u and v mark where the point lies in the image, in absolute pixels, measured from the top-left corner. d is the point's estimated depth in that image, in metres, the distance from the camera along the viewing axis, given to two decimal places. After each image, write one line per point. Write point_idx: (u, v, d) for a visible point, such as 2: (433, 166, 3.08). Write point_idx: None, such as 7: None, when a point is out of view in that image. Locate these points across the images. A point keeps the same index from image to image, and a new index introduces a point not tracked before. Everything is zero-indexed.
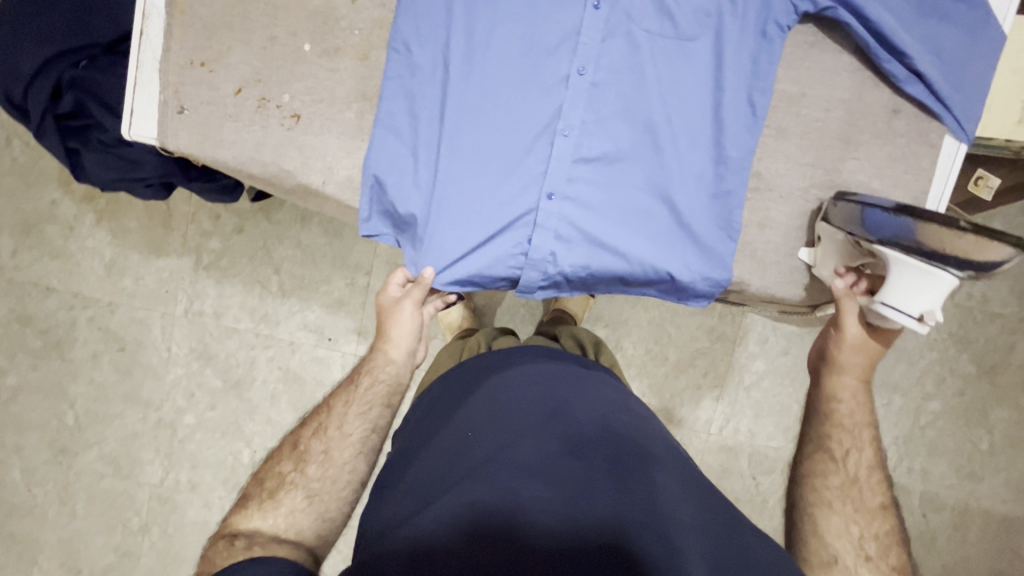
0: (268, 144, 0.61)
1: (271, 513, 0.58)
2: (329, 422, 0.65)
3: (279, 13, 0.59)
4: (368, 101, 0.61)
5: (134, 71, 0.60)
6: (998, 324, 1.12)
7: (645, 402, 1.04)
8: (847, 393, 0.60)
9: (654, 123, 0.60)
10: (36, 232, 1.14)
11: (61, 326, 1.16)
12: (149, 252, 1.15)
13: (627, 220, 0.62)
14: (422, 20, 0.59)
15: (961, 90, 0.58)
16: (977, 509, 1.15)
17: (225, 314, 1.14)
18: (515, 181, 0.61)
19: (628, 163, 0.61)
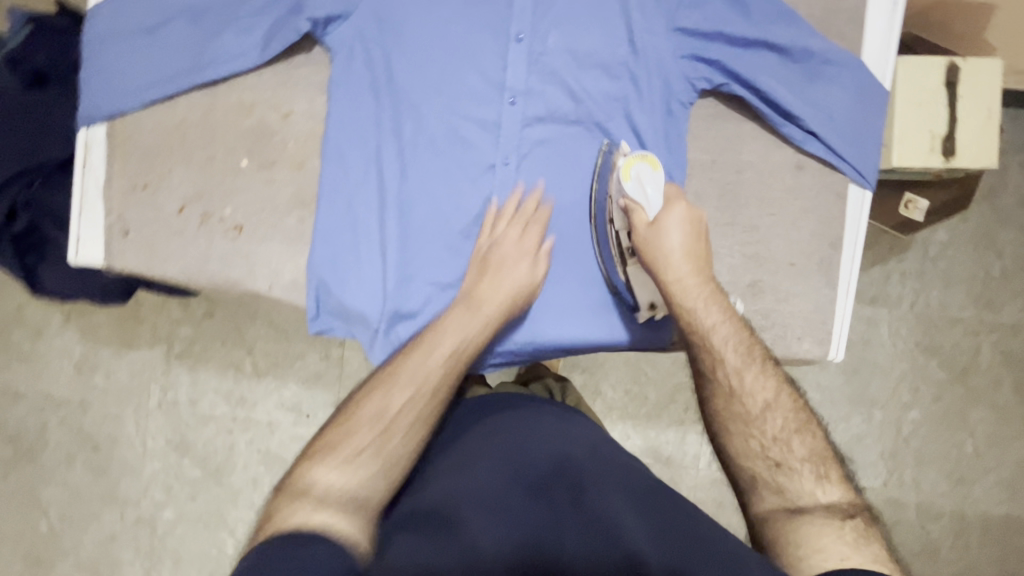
0: (214, 256, 0.63)
1: (346, 464, 0.47)
2: (404, 372, 0.52)
3: (216, 135, 0.63)
4: (307, 207, 0.63)
5: (79, 198, 0.62)
6: (960, 328, 1.16)
7: (631, 443, 1.04)
8: (736, 359, 0.55)
9: (573, 204, 0.65)
10: (4, 337, 1.14)
11: (32, 431, 1.14)
12: (120, 346, 1.15)
13: (562, 291, 0.66)
14: (350, 128, 0.62)
15: (854, 145, 0.64)
16: (972, 514, 1.15)
17: (201, 400, 1.13)
18: (454, 267, 0.64)
19: (559, 240, 0.65)
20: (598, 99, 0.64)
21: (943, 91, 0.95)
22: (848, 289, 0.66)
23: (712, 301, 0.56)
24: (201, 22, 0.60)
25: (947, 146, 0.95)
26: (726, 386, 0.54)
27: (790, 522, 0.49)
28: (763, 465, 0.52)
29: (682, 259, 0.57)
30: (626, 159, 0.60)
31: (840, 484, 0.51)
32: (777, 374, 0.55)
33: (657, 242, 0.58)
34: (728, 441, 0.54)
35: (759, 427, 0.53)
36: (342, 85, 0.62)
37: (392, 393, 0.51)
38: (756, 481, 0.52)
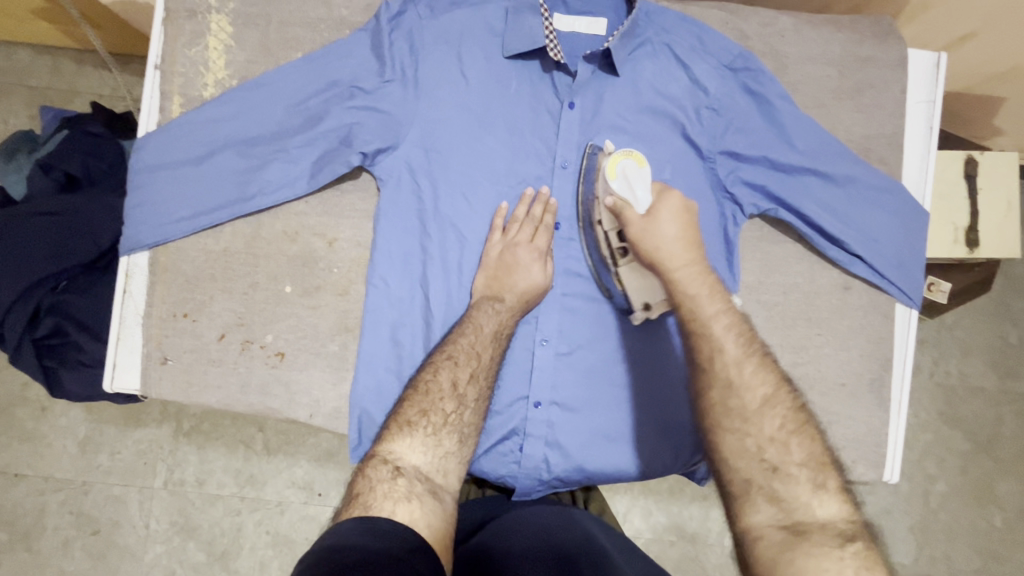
0: (253, 385, 0.61)
1: (420, 444, 0.50)
2: (454, 361, 0.55)
3: (260, 261, 0.62)
4: (350, 332, 0.62)
5: (117, 326, 0.61)
6: (982, 398, 1.15)
7: (655, 522, 0.98)
8: (736, 350, 0.51)
9: (621, 327, 0.64)
10: (5, 415, 1.07)
11: (29, 515, 1.06)
12: (126, 423, 1.09)
13: (613, 418, 0.64)
14: (396, 256, 0.62)
15: (900, 267, 0.64)
16: None
17: (209, 480, 1.06)
18: (501, 394, 0.62)
19: (608, 365, 0.64)
20: None
21: (963, 184, 0.96)
22: (900, 409, 0.65)
23: (715, 291, 0.53)
24: (249, 151, 0.60)
25: (971, 237, 0.96)
26: (724, 377, 0.50)
27: (783, 542, 0.44)
28: (758, 469, 0.47)
29: (680, 246, 0.55)
30: (609, 158, 0.60)
31: (840, 495, 0.46)
32: (775, 369, 0.52)
33: (650, 234, 0.56)
34: (721, 439, 0.49)
35: (757, 424, 0.49)
36: (385, 212, 0.62)
37: (441, 375, 0.54)
38: (750, 488, 0.47)
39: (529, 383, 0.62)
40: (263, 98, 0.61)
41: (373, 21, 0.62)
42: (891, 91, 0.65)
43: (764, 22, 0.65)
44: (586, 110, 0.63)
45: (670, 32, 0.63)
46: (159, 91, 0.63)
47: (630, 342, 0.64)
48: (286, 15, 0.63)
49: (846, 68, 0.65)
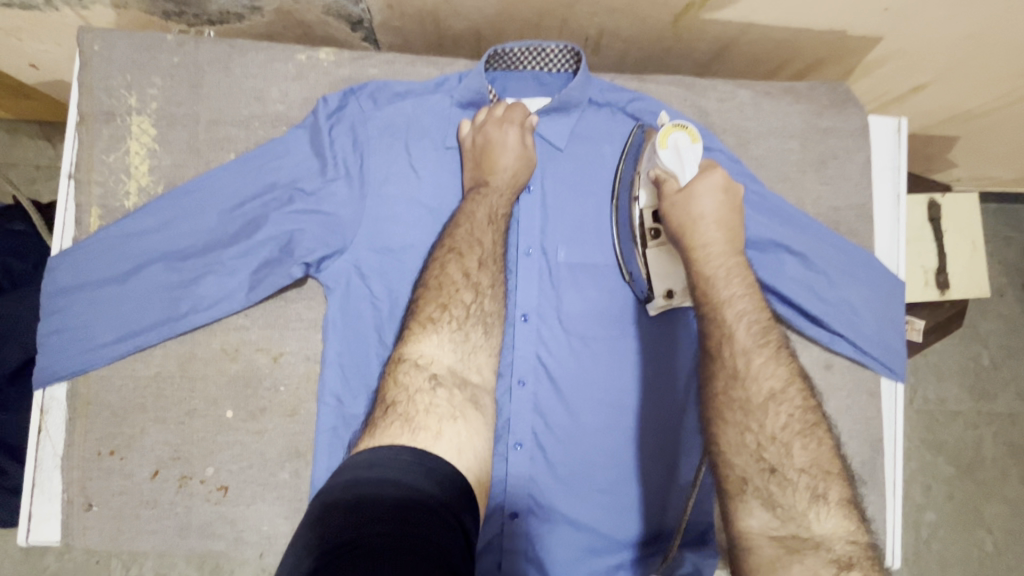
0: (194, 526, 0.54)
1: (447, 343, 0.52)
2: (438, 335, 0.52)
3: (197, 384, 0.56)
4: (303, 456, 0.56)
5: (32, 472, 0.54)
6: (960, 421, 1.14)
7: None
8: (747, 341, 0.53)
9: (600, 424, 0.59)
10: None
11: None
12: None
13: (599, 524, 0.59)
14: (349, 369, 0.56)
15: (881, 339, 0.62)
16: None
17: None
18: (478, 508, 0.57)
19: (588, 467, 0.59)
20: (608, 313, 0.60)
21: (929, 227, 0.96)
22: (893, 489, 0.63)
23: (733, 276, 0.54)
24: (179, 266, 0.54)
25: (940, 280, 0.96)
26: (731, 366, 0.52)
27: (774, 552, 0.46)
28: (757, 469, 0.49)
29: (712, 226, 0.55)
30: (663, 128, 0.57)
31: (840, 509, 0.48)
32: (792, 366, 0.53)
33: (688, 209, 0.55)
34: (724, 432, 0.52)
35: (759, 421, 0.51)
36: (333, 320, 0.56)
37: (450, 269, 0.54)
38: (747, 487, 0.49)
39: (506, 494, 0.58)
40: (192, 207, 0.55)
41: (312, 117, 0.57)
42: (855, 161, 0.64)
43: (723, 95, 0.64)
44: (543, 196, 0.61)
45: (626, 110, 0.62)
46: (74, 204, 0.57)
47: (609, 440, 0.59)
48: (215, 113, 0.58)
49: (809, 139, 0.64)
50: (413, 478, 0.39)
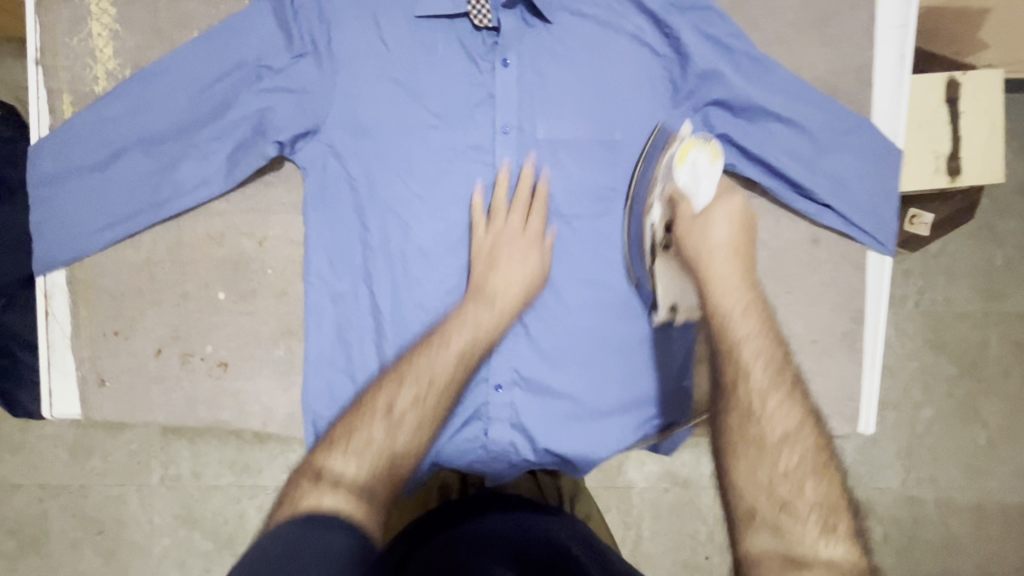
0: (199, 401, 0.58)
1: (371, 489, 0.43)
2: (380, 433, 0.46)
3: (188, 267, 0.58)
4: (294, 334, 0.59)
5: (45, 351, 0.58)
6: (967, 322, 1.09)
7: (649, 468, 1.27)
8: (761, 373, 0.49)
9: (582, 299, 0.60)
10: None
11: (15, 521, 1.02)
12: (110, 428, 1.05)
13: (582, 392, 0.61)
14: (331, 248, 0.57)
15: (869, 211, 0.60)
16: (993, 507, 1.06)
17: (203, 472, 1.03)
18: (460, 382, 0.60)
19: (573, 340, 0.61)
20: (589, 193, 0.59)
21: (946, 110, 0.90)
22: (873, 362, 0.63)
23: (749, 310, 0.52)
24: (155, 149, 0.55)
25: (952, 165, 0.91)
26: (748, 403, 0.47)
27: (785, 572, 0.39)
28: (765, 499, 0.42)
29: (722, 254, 0.57)
30: (682, 143, 0.58)
31: (851, 540, 0.40)
32: (806, 404, 0.48)
33: (705, 239, 0.57)
34: (732, 450, 0.46)
35: (768, 451, 0.44)
36: (320, 212, 0.57)
37: (390, 422, 0.47)
38: (754, 515, 0.42)
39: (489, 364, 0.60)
40: (157, 89, 0.54)
41: None
42: (859, 19, 0.60)
43: None
44: (523, 69, 0.57)
45: None
46: (46, 90, 0.57)
47: (593, 313, 0.60)
48: None
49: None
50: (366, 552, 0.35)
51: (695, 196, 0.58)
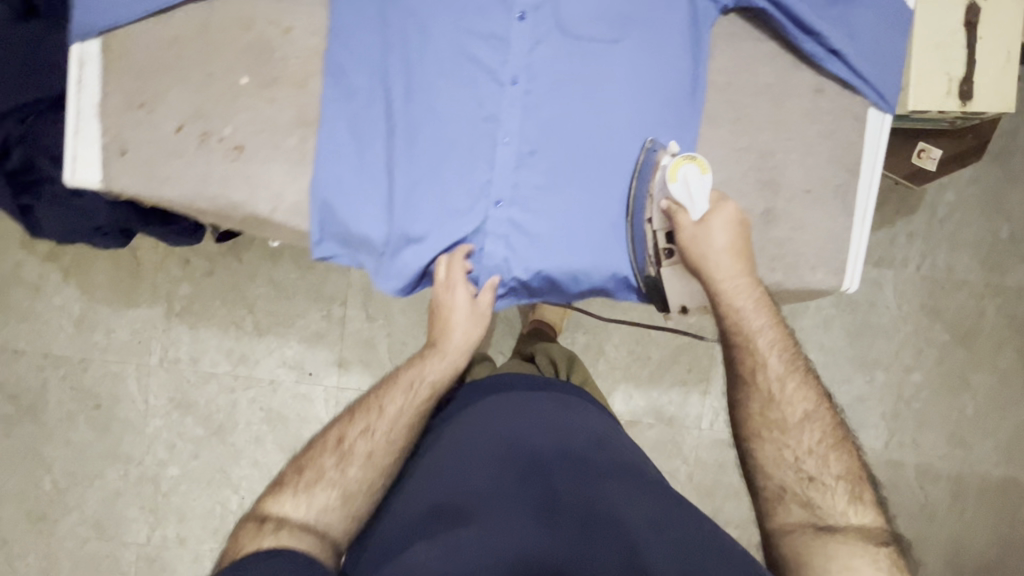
0: (214, 176, 0.75)
1: (298, 501, 0.75)
2: (352, 437, 0.81)
3: (217, 51, 0.75)
4: (308, 128, 0.76)
5: (75, 113, 0.73)
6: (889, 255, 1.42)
7: (628, 384, 1.52)
8: (777, 367, 0.80)
9: (577, 96, 0.77)
10: (132, 277, 1.45)
11: (161, 342, 1.47)
12: (223, 285, 1.46)
13: (574, 187, 0.79)
14: (347, 47, 0.75)
15: (879, 71, 0.77)
16: (865, 406, 1.56)
17: (295, 321, 1.47)
18: (456, 169, 0.76)
19: (562, 177, 0.79)
20: (612, 16, 0.76)
21: (962, 32, 0.92)
22: (864, 216, 0.82)
23: (760, 307, 0.79)
24: None
25: (963, 89, 0.93)
26: (766, 390, 0.79)
27: (814, 534, 0.71)
28: (798, 480, 0.75)
29: (727, 255, 0.77)
30: (674, 163, 0.75)
31: (870, 504, 0.74)
32: (815, 385, 0.80)
33: (705, 243, 0.77)
34: (764, 446, 0.78)
35: (795, 439, 0.77)
36: (366, 78, 0.75)
37: (358, 422, 0.82)
38: (787, 493, 0.75)
39: (492, 188, 0.78)
40: None
41: None
42: None
43: None
44: None
45: None
46: None
47: (592, 121, 0.78)
48: None
49: None
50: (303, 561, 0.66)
51: (692, 212, 0.76)
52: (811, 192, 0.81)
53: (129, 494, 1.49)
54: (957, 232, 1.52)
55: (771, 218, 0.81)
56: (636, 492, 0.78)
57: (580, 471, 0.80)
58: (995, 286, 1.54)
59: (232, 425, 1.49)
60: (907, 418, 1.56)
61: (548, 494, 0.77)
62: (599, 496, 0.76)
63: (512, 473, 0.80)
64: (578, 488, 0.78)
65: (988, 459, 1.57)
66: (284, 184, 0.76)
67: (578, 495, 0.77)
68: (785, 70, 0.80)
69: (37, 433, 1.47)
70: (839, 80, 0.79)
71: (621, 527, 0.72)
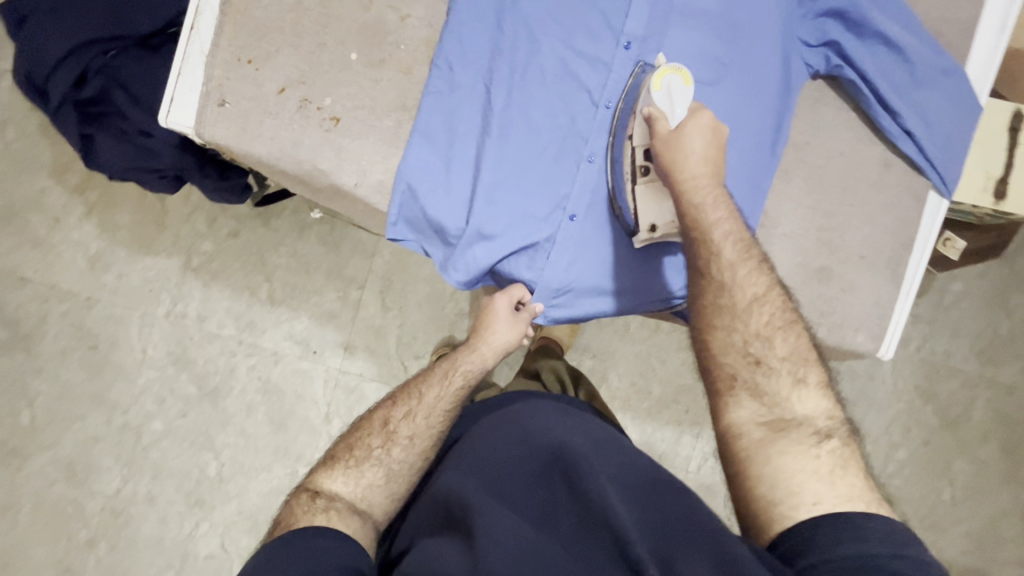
0: (306, 143, 0.80)
1: (344, 478, 0.82)
2: (398, 419, 0.88)
3: (329, 26, 0.82)
4: (405, 112, 0.82)
5: (183, 61, 0.80)
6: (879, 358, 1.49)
7: (626, 416, 1.53)
8: (733, 256, 0.75)
9: None
10: (158, 224, 1.45)
11: (172, 294, 1.45)
12: (247, 250, 1.45)
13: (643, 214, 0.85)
14: (461, 47, 0.81)
15: (943, 157, 0.82)
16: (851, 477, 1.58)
17: (311, 296, 1.46)
18: (537, 177, 0.83)
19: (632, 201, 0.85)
20: (706, 63, 0.82)
21: (1005, 135, 0.98)
22: (908, 292, 0.86)
23: (720, 203, 0.75)
24: None
25: (999, 189, 0.98)
26: (721, 279, 0.75)
27: (762, 436, 0.70)
28: (746, 365, 0.73)
29: (700, 160, 0.75)
30: (660, 71, 0.77)
31: (819, 391, 0.71)
32: (770, 277, 0.77)
33: (677, 151, 0.75)
34: (716, 335, 0.75)
35: (745, 322, 0.74)
36: (469, 80, 0.82)
37: (405, 405, 0.89)
38: (737, 383, 0.73)
39: (570, 197, 0.83)
40: None
41: None
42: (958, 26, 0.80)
43: None
44: None
45: None
46: None
47: None
48: None
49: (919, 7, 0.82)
50: (333, 549, 0.69)
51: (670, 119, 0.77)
52: (865, 257, 0.85)
53: (106, 443, 1.44)
54: (958, 321, 1.59)
55: (824, 275, 0.85)
56: (651, 496, 0.70)
57: (596, 468, 0.71)
58: (987, 379, 1.60)
59: (227, 390, 1.45)
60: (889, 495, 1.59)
61: (556, 498, 0.71)
62: (602, 498, 0.67)
63: (523, 470, 0.76)
64: (587, 488, 0.69)
65: (959, 546, 1.59)
66: (371, 161, 0.81)
67: (583, 496, 0.68)
68: (856, 142, 0.86)
69: (25, 364, 1.44)
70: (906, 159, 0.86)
71: (614, 534, 0.63)
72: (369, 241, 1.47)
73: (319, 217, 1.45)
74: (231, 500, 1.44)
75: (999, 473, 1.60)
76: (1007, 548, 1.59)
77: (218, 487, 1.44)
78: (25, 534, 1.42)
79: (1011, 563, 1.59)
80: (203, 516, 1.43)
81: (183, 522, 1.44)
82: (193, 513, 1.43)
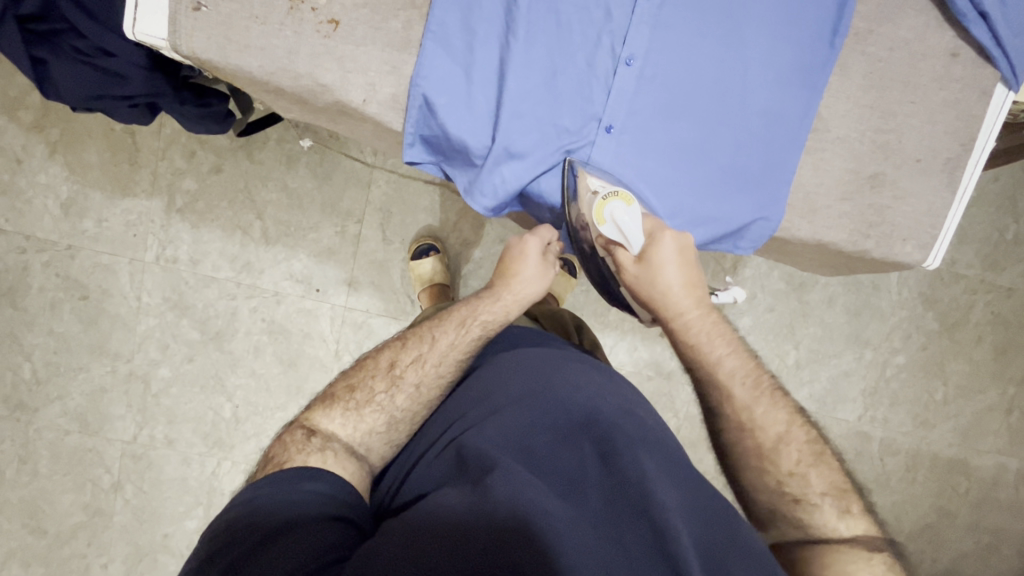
0: (302, 53, 0.71)
1: (340, 417, 0.80)
2: (407, 359, 0.86)
3: None
4: (414, 11, 0.73)
5: None
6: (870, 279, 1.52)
7: (637, 339, 1.53)
8: (742, 394, 0.75)
9: (707, 24, 0.75)
10: (132, 161, 1.34)
11: (159, 237, 1.37)
12: (232, 187, 1.36)
13: (686, 125, 0.78)
14: None
15: (1016, 43, 0.75)
16: (848, 383, 1.64)
17: (307, 234, 1.39)
18: (567, 87, 0.75)
19: (676, 110, 0.78)
20: None
21: None
22: (963, 195, 0.82)
23: (714, 331, 0.79)
24: None
25: None
26: (736, 420, 0.74)
27: (810, 552, 0.67)
28: (784, 502, 0.70)
29: (680, 289, 0.80)
30: (596, 204, 0.76)
31: (860, 516, 0.68)
32: (785, 403, 0.75)
33: (647, 279, 0.80)
34: (744, 477, 0.73)
35: (773, 463, 0.71)
36: None
37: (413, 350, 0.87)
38: (777, 515, 0.70)
39: (606, 107, 0.76)
40: None
41: None
42: None
43: None
44: None
45: None
46: None
47: (719, 57, 0.76)
48: None
49: None
50: (322, 490, 0.68)
51: (627, 246, 0.79)
52: (921, 160, 0.80)
53: (114, 392, 1.42)
54: (966, 227, 1.58)
55: (877, 182, 0.80)
56: (684, 479, 0.70)
57: (631, 441, 0.71)
58: (989, 283, 1.61)
59: (231, 333, 1.42)
60: (884, 397, 1.66)
61: (584, 463, 0.69)
62: (640, 475, 0.66)
63: (551, 431, 0.73)
64: (626, 463, 0.67)
65: (947, 440, 1.68)
66: (380, 72, 0.73)
67: (620, 472, 0.67)
68: (925, 27, 0.79)
69: (15, 318, 1.38)
70: (977, 45, 0.78)
71: (652, 513, 0.62)
72: (363, 171, 1.38)
73: (307, 147, 1.35)
74: (250, 439, 1.45)
75: (990, 372, 1.66)
76: (989, 439, 1.69)
77: (235, 427, 1.44)
78: (49, 483, 1.43)
79: (992, 452, 1.69)
80: (223, 456, 1.45)
81: (205, 462, 1.45)
82: (213, 454, 1.45)
